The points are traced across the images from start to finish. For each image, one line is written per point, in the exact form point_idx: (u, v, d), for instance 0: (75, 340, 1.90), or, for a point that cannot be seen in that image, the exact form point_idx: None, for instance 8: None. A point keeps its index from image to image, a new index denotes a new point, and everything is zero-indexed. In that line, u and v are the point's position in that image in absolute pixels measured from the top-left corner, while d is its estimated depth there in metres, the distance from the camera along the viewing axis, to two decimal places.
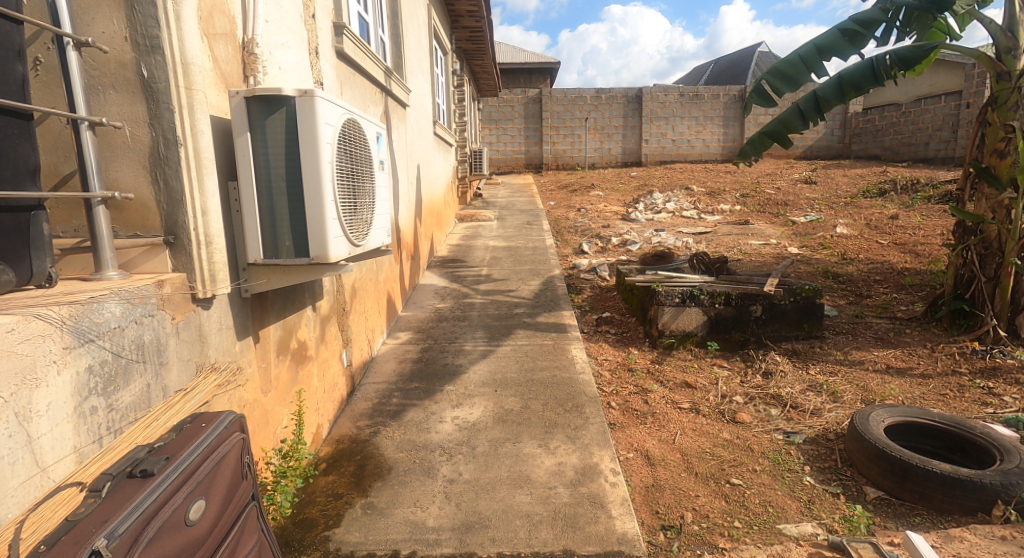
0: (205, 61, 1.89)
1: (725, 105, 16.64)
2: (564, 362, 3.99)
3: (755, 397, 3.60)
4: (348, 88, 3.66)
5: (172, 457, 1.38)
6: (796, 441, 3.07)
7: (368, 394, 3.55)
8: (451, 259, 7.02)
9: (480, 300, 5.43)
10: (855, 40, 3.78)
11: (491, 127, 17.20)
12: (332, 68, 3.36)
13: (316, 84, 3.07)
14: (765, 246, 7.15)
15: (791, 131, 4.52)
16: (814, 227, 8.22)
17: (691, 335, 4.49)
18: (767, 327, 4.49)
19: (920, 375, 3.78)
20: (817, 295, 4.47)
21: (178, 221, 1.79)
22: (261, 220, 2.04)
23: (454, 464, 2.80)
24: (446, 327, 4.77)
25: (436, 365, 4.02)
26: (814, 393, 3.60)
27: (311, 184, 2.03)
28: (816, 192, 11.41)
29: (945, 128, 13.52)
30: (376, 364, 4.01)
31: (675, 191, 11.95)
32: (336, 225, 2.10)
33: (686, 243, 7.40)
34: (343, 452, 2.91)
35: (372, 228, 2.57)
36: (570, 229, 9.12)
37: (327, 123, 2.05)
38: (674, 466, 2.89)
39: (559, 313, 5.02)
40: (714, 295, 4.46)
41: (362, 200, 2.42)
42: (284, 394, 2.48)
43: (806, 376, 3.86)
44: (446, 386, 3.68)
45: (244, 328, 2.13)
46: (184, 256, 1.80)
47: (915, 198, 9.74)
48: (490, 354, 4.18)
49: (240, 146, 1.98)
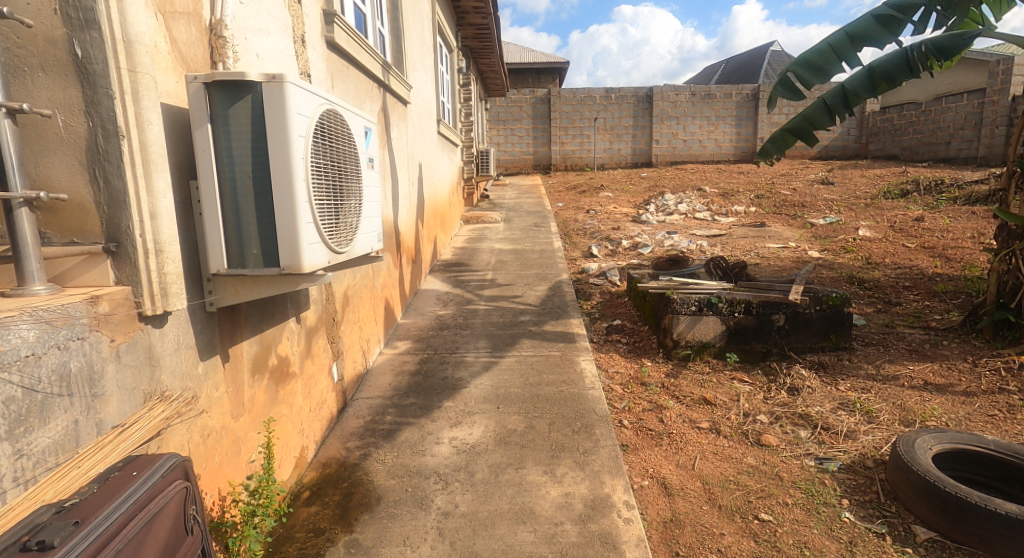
0: (158, 41, 1.63)
1: (738, 104, 16.35)
2: (572, 377, 3.70)
3: (782, 417, 3.27)
4: (341, 81, 3.41)
5: (83, 521, 1.10)
6: (830, 468, 2.76)
7: (360, 411, 3.30)
8: (455, 263, 6.76)
9: (483, 307, 5.16)
10: (891, 26, 3.48)
11: (498, 127, 16.96)
12: (323, 61, 3.12)
13: (303, 75, 2.83)
14: (783, 250, 6.82)
15: (817, 128, 4.22)
16: (834, 229, 7.89)
17: (708, 346, 4.22)
18: (791, 337, 4.19)
19: (963, 393, 3.46)
20: (845, 304, 4.17)
21: (120, 226, 1.52)
22: (225, 224, 1.77)
23: (450, 494, 2.53)
24: (446, 336, 4.51)
25: (434, 378, 3.75)
26: (847, 412, 3.28)
27: (282, 184, 1.76)
28: (833, 193, 11.08)
29: (967, 127, 13.15)
30: (372, 377, 3.74)
31: (687, 192, 11.62)
32: (311, 230, 1.83)
33: (700, 246, 7.09)
34: (328, 478, 2.65)
35: (358, 233, 2.31)
36: (579, 232, 8.83)
37: (301, 113, 1.78)
38: (694, 497, 2.60)
39: (567, 321, 4.74)
40: (733, 303, 4.19)
41: (345, 202, 2.16)
42: (258, 417, 2.23)
43: (836, 393, 3.55)
44: (445, 402, 3.41)
45: (207, 347, 1.87)
46: (128, 266, 1.53)
47: (939, 198, 9.38)
48: (492, 367, 3.90)
49: (200, 140, 1.70)
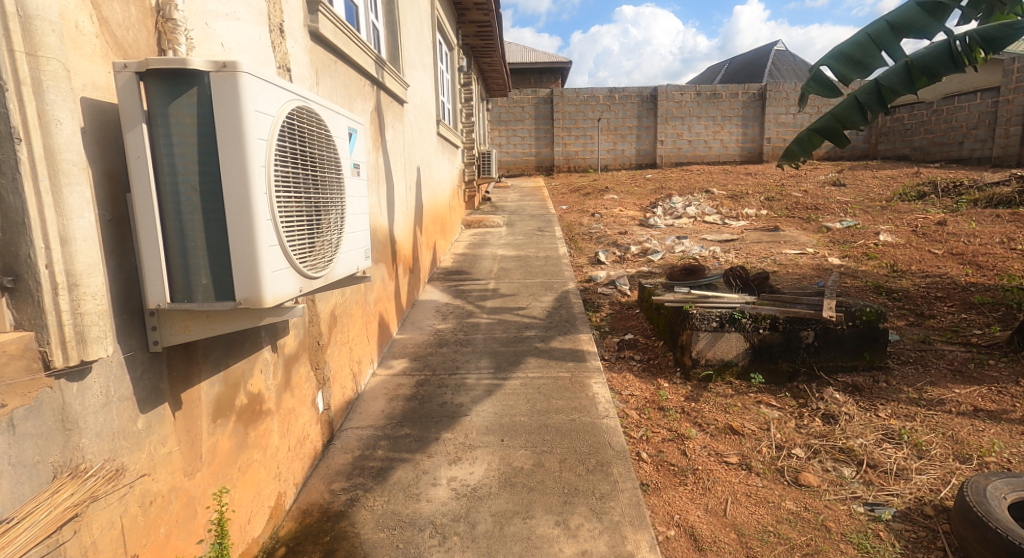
0: (76, 19, 1.28)
1: (744, 104, 16.05)
2: (584, 403, 3.36)
3: (820, 451, 2.92)
4: (328, 77, 3.07)
5: None
6: (884, 517, 2.42)
7: (348, 444, 2.96)
8: (455, 271, 6.42)
9: (486, 320, 4.82)
10: (936, 13, 3.15)
11: (500, 128, 16.61)
12: (306, 54, 2.78)
13: (281, 70, 2.49)
14: (801, 256, 6.48)
15: (848, 127, 3.86)
16: (852, 234, 7.55)
17: (730, 365, 3.89)
18: (820, 355, 3.86)
19: (1020, 422, 3.11)
20: (880, 319, 3.85)
21: (18, 256, 1.16)
22: (166, 249, 1.41)
23: (448, 552, 2.19)
24: (445, 354, 4.15)
25: (432, 404, 3.41)
26: (893, 445, 2.94)
27: (238, 197, 1.41)
28: (847, 195, 10.75)
29: (980, 126, 12.82)
30: (363, 402, 3.41)
31: (695, 194, 11.29)
32: (276, 254, 1.48)
33: (713, 252, 6.75)
34: (307, 531, 2.31)
35: (338, 253, 1.96)
36: (584, 237, 8.49)
37: (262, 112, 1.44)
38: (730, 552, 2.26)
39: (576, 337, 4.40)
40: (758, 318, 3.85)
41: (322, 216, 1.82)
42: (220, 470, 1.89)
43: (877, 422, 3.20)
44: (444, 433, 3.06)
45: (148, 396, 1.53)
46: (30, 307, 1.18)
47: (959, 200, 9.06)
48: (495, 391, 3.54)
49: (132, 143, 1.34)
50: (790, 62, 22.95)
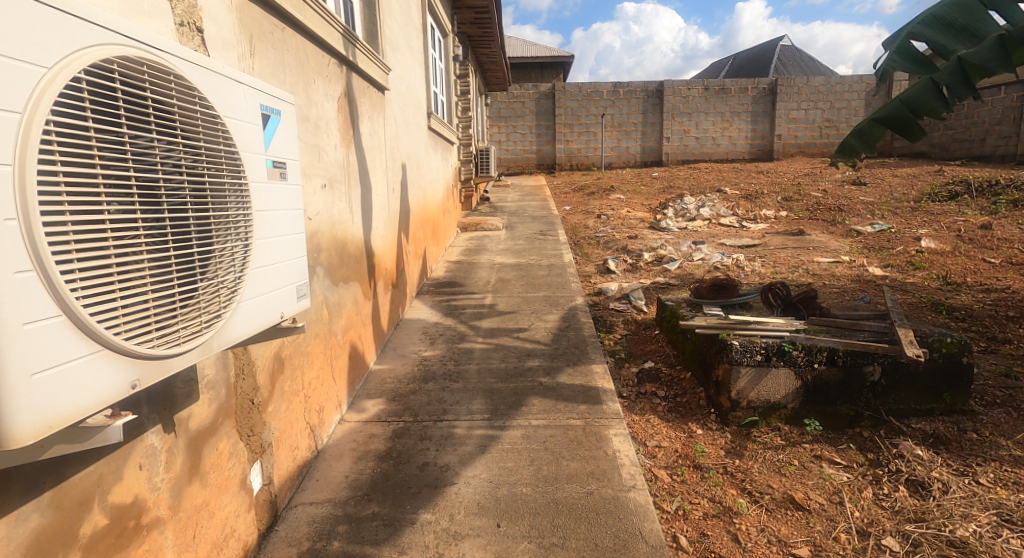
0: None
1: (754, 98, 15.29)
2: (604, 466, 2.64)
3: (922, 542, 2.21)
4: (268, 46, 2.33)
5: None
6: None
7: (295, 532, 2.24)
8: (447, 283, 5.69)
9: (481, 345, 4.10)
10: None
11: (499, 124, 15.83)
12: (231, 9, 2.04)
13: (185, 23, 1.75)
14: (837, 265, 5.76)
15: (924, 115, 3.08)
16: (888, 239, 6.84)
17: (777, 407, 3.17)
18: (888, 396, 3.15)
19: None
20: (963, 351, 3.13)
21: None
22: None
23: None
24: (431, 393, 3.42)
25: (412, 466, 2.69)
26: (1017, 534, 2.23)
27: None
28: (870, 195, 10.04)
29: (1004, 122, 12.12)
30: (323, 463, 2.68)
31: (708, 194, 10.56)
32: (40, 329, 0.86)
33: (737, 261, 6.02)
34: None
35: (237, 302, 1.28)
36: (590, 241, 7.76)
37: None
38: None
39: (589, 369, 3.67)
40: (813, 351, 3.13)
41: (199, 245, 1.16)
42: None
43: (984, 493, 2.49)
44: (423, 514, 2.34)
45: None
46: None
47: (996, 201, 8.35)
48: (490, 447, 2.82)
49: None
50: (796, 56, 22.22)
